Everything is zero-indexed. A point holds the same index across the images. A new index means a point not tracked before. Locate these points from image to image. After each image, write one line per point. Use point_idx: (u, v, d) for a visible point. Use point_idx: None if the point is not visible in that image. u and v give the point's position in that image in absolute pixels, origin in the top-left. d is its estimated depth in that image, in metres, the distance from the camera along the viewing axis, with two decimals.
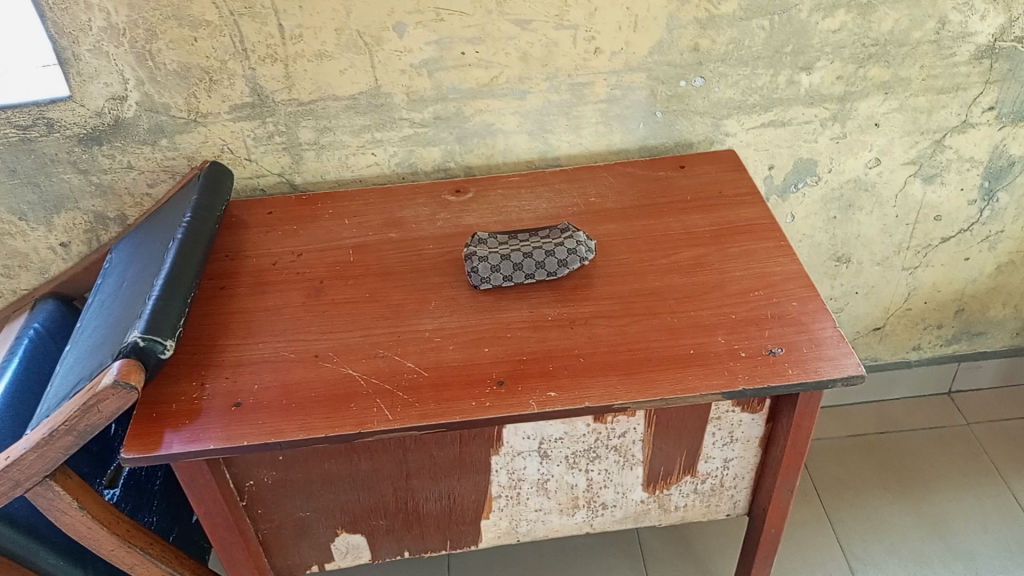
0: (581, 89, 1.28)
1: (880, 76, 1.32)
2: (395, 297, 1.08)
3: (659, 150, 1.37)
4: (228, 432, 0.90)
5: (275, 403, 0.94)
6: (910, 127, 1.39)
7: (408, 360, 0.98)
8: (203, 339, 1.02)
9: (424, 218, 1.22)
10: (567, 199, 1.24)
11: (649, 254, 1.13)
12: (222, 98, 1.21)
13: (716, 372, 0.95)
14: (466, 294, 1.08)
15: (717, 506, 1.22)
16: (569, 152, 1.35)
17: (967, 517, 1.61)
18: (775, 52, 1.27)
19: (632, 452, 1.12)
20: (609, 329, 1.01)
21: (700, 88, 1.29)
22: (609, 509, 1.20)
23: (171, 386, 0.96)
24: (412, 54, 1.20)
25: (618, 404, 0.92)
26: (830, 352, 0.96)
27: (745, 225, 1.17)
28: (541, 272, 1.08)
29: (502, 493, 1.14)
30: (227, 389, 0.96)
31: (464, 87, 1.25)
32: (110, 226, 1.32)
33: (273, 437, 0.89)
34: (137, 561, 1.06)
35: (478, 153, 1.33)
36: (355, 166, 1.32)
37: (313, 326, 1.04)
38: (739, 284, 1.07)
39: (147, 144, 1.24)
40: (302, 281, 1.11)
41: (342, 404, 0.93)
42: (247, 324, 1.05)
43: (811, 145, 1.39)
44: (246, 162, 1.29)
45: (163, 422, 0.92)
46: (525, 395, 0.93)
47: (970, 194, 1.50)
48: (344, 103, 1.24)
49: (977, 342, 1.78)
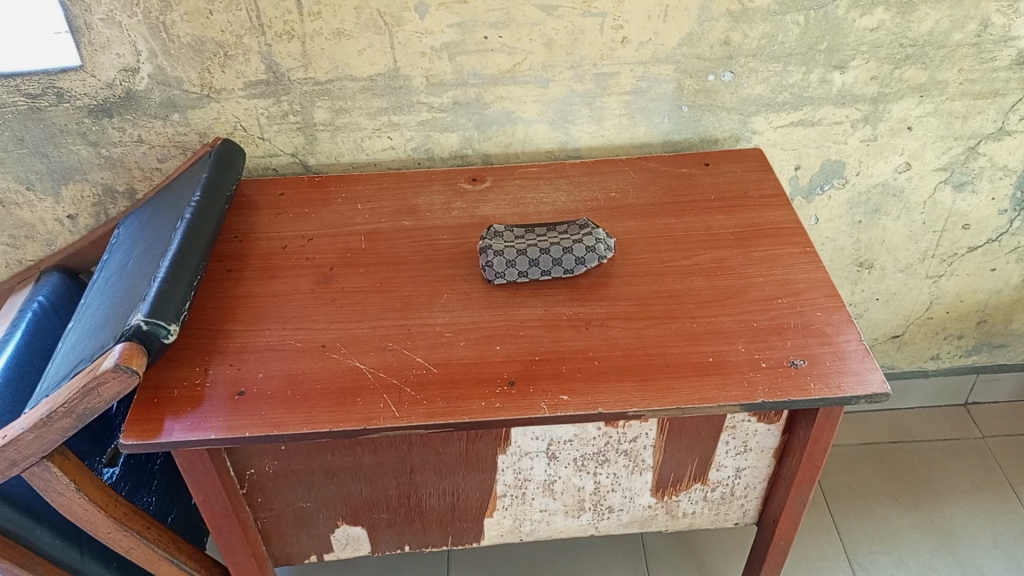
0: (606, 79, 1.23)
1: (916, 77, 1.27)
2: (406, 287, 1.05)
3: (683, 146, 1.33)
4: (229, 421, 0.88)
5: (279, 394, 0.91)
6: (944, 132, 1.34)
7: (416, 355, 0.96)
8: (208, 323, 1.00)
9: (439, 206, 1.18)
10: (586, 193, 1.20)
11: (669, 254, 1.09)
12: (236, 74, 1.17)
13: (735, 383, 0.92)
14: (480, 288, 1.05)
15: (726, 514, 1.20)
16: (590, 143, 1.31)
17: (978, 534, 1.57)
18: (809, 48, 1.22)
19: (643, 457, 1.09)
20: (625, 332, 0.98)
21: (729, 83, 1.25)
22: (615, 513, 1.17)
23: (174, 371, 0.93)
24: (433, 37, 1.16)
25: (631, 411, 0.89)
26: (854, 367, 0.93)
27: (770, 228, 1.13)
28: (557, 270, 1.04)
29: (508, 492, 1.11)
30: (230, 376, 0.93)
31: (486, 72, 1.21)
32: (118, 200, 1.30)
33: (275, 429, 0.87)
34: (133, 545, 1.04)
35: (496, 141, 1.29)
36: (370, 149, 1.28)
37: (321, 314, 1.01)
38: (761, 290, 1.03)
39: (158, 118, 1.21)
40: (311, 267, 1.08)
41: (348, 398, 0.90)
42: (254, 309, 1.02)
43: (840, 147, 1.35)
44: (259, 141, 1.26)
45: (164, 409, 0.89)
46: (536, 398, 0.90)
47: (1001, 203, 1.45)
48: (361, 84, 1.20)
49: (998, 354, 1.73)
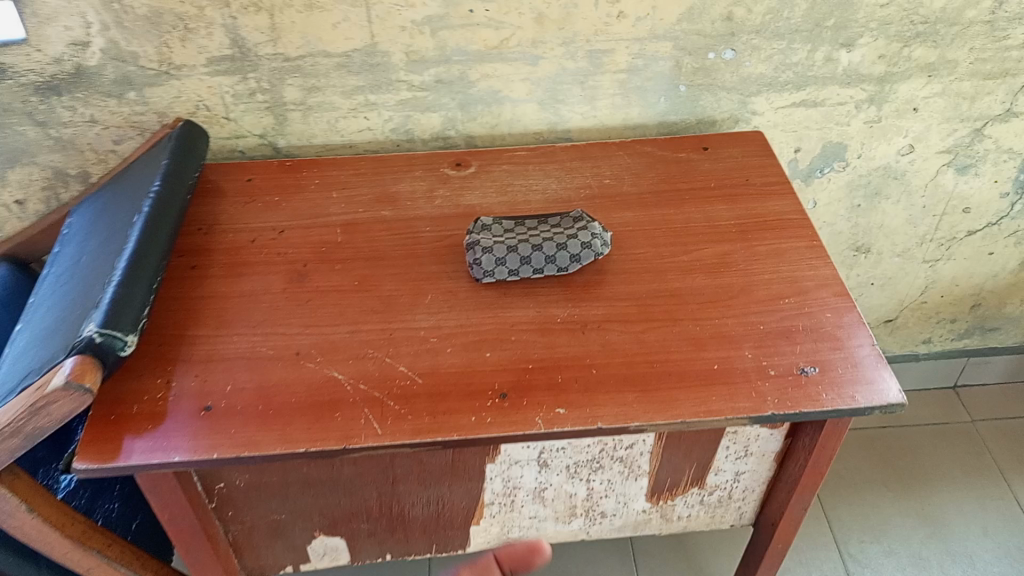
0: (599, 57, 1.15)
1: (925, 57, 1.20)
2: (387, 286, 0.97)
3: (679, 127, 1.25)
4: (195, 441, 0.80)
5: (250, 409, 0.83)
6: (950, 114, 1.28)
7: (400, 364, 0.88)
8: (170, 328, 0.91)
9: (421, 194, 1.10)
10: (578, 180, 1.12)
11: (668, 249, 1.02)
12: (198, 49, 1.07)
13: (742, 393, 0.86)
14: (467, 287, 0.97)
15: (723, 517, 1.15)
16: (581, 124, 1.23)
17: (969, 521, 1.55)
18: (815, 25, 1.15)
19: (639, 463, 1.03)
20: (624, 336, 0.92)
21: (730, 61, 1.17)
22: (608, 518, 1.11)
23: (133, 384, 0.85)
24: (415, 9, 1.07)
25: (633, 426, 0.83)
26: (867, 374, 0.88)
27: (774, 220, 1.06)
28: (550, 267, 0.97)
29: (496, 500, 1.05)
30: (196, 389, 0.85)
31: (471, 49, 1.12)
32: (71, 183, 1.19)
33: (246, 449, 0.80)
34: (93, 564, 0.96)
35: (481, 122, 1.21)
36: (345, 130, 1.19)
37: (295, 317, 0.93)
38: (767, 289, 0.97)
39: (113, 96, 1.10)
40: (283, 264, 1.00)
41: (325, 413, 0.83)
42: (221, 312, 0.93)
43: (842, 128, 1.28)
44: (224, 121, 1.16)
45: (123, 427, 0.81)
46: (531, 412, 0.84)
47: (1003, 186, 1.40)
48: (335, 60, 1.11)
49: (990, 337, 1.70)
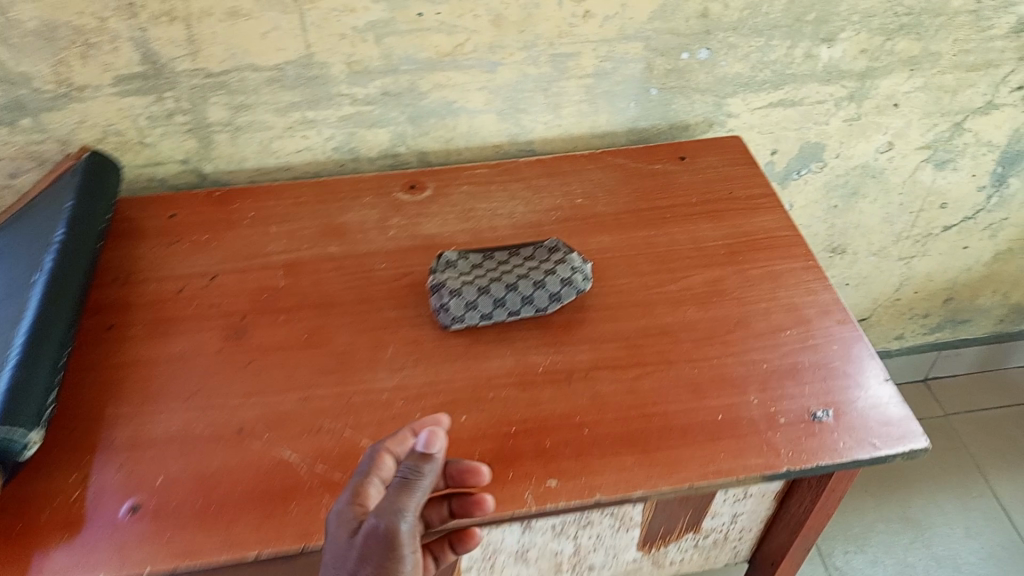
0: (564, 61, 1.03)
1: (908, 49, 1.12)
2: (341, 339, 0.85)
3: (650, 134, 1.15)
4: (121, 553, 0.67)
5: (186, 505, 0.70)
6: (931, 108, 1.21)
7: (362, 436, 0.76)
8: (85, 407, 0.77)
9: (372, 224, 0.97)
10: (547, 200, 1.01)
11: (653, 278, 0.92)
12: (102, 66, 0.92)
13: (754, 448, 0.76)
14: (433, 334, 0.86)
15: (718, 556, 1.08)
16: (544, 134, 1.12)
17: (950, 522, 1.51)
18: (795, 20, 1.05)
19: (630, 515, 0.94)
20: (615, 386, 0.81)
21: (705, 61, 1.07)
22: (596, 569, 1.04)
23: (43, 483, 0.71)
24: (355, 15, 0.93)
25: (636, 495, 0.73)
26: (884, 415, 0.79)
27: (764, 238, 0.97)
28: (528, 309, 0.86)
29: (475, 565, 0.95)
30: (120, 484, 0.72)
31: (421, 57, 0.99)
32: None
33: (184, 559, 0.67)
34: None
35: (434, 136, 1.08)
36: (281, 151, 1.05)
37: (235, 384, 0.80)
38: (766, 319, 0.88)
39: (3, 124, 0.94)
40: (217, 318, 0.86)
41: (278, 504, 0.71)
42: (146, 383, 0.80)
43: (821, 128, 1.20)
44: (139, 147, 1.01)
45: (31, 541, 0.67)
46: (519, 486, 0.73)
47: (981, 180, 1.34)
48: (266, 75, 0.97)
49: (961, 329, 1.66)
